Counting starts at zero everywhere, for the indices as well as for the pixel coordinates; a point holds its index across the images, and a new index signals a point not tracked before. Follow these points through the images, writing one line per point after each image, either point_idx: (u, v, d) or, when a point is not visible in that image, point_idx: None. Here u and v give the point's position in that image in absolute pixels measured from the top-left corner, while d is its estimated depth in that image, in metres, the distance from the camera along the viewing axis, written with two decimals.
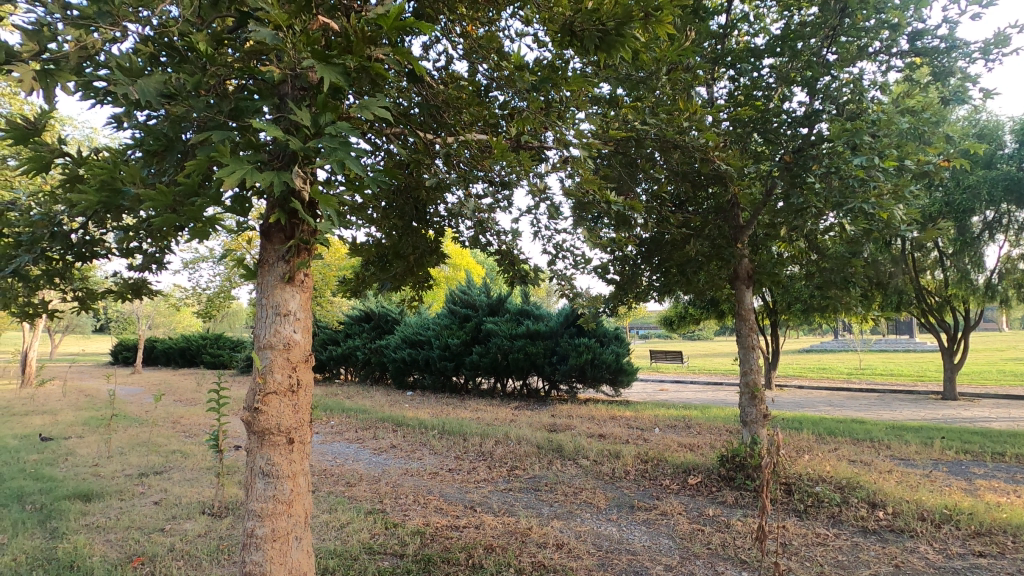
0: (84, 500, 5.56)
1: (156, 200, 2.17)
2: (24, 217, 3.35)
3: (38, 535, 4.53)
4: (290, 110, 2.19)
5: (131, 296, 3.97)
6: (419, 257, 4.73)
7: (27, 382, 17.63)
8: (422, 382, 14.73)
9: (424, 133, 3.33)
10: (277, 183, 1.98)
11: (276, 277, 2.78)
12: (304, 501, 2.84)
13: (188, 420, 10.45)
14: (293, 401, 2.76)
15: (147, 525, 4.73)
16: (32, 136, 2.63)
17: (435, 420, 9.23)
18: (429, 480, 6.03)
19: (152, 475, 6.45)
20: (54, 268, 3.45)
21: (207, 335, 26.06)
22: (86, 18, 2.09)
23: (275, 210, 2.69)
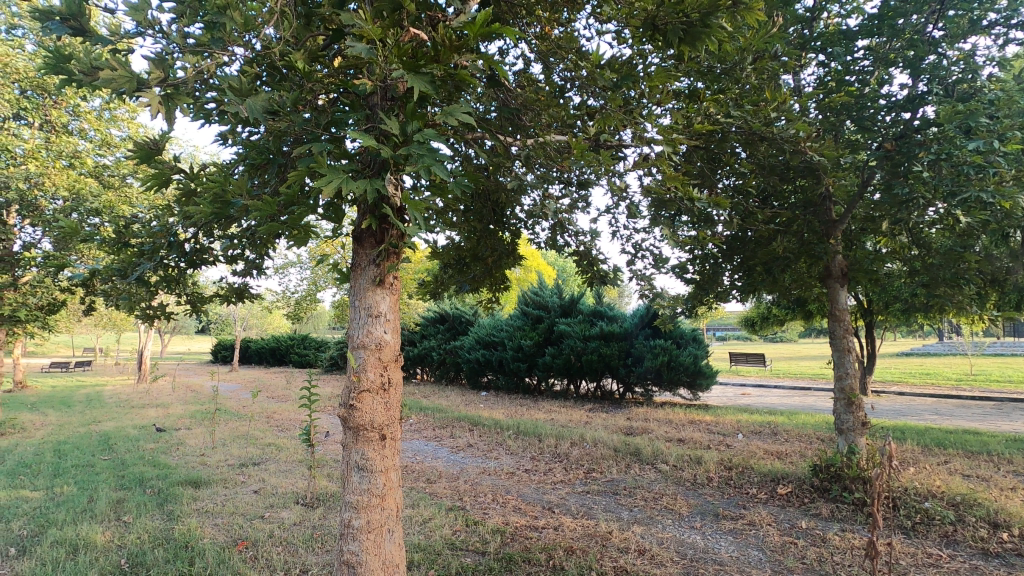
0: (194, 486, 6.09)
1: (265, 210, 2.31)
2: (146, 229, 3.72)
3: (158, 517, 5.00)
4: (380, 119, 2.29)
5: (234, 300, 4.32)
6: (497, 259, 4.83)
7: (143, 377, 19.55)
8: (496, 382, 14.94)
9: (503, 137, 3.37)
10: (370, 190, 2.08)
11: (368, 280, 2.91)
12: (395, 495, 2.96)
13: (280, 415, 11.17)
14: (385, 398, 2.88)
15: (249, 512, 5.10)
16: (155, 155, 2.91)
17: (510, 420, 9.29)
18: (507, 480, 6.08)
19: (251, 466, 6.96)
20: (170, 275, 3.81)
21: (295, 336, 27.77)
22: (202, 45, 2.28)
23: (366, 217, 2.82)
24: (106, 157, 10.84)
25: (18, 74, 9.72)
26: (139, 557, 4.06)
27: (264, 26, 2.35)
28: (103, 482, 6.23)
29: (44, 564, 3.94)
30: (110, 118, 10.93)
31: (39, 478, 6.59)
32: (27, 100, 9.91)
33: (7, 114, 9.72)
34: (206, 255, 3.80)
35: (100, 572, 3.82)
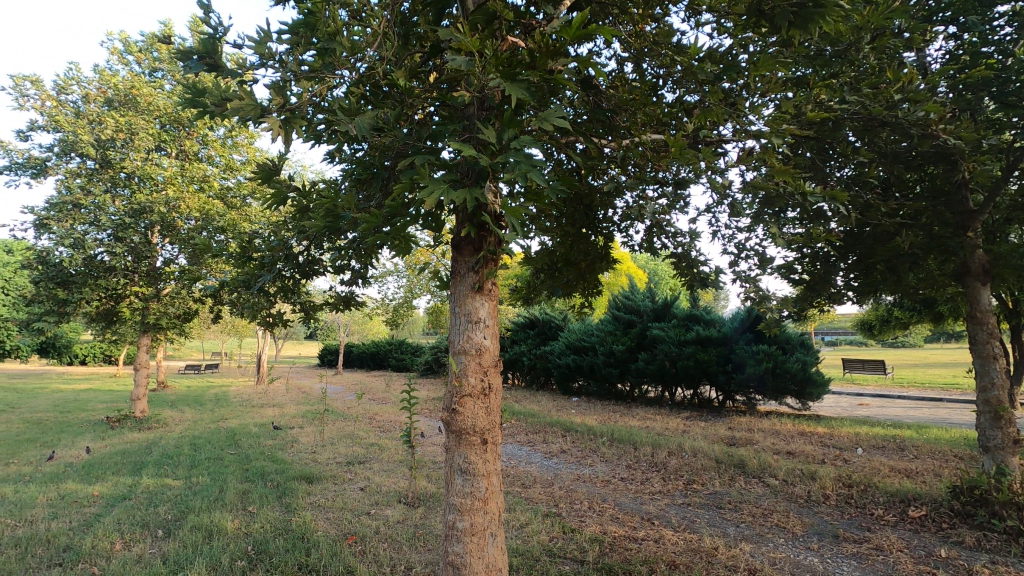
0: (307, 481, 6.56)
1: (373, 222, 2.44)
2: (266, 243, 4.06)
3: (279, 508, 5.44)
4: (478, 129, 2.34)
5: (342, 307, 4.62)
6: (590, 263, 4.78)
7: (262, 379, 21.42)
8: (587, 388, 14.79)
9: (597, 139, 3.32)
10: (470, 198, 2.13)
11: (467, 286, 2.98)
12: (498, 500, 2.99)
13: (381, 416, 11.76)
14: (485, 403, 2.93)
15: (356, 508, 5.40)
16: (274, 175, 3.17)
17: (604, 427, 9.14)
18: (603, 488, 5.96)
19: (357, 464, 7.37)
20: (287, 285, 4.13)
21: (392, 341, 29.22)
22: (315, 71, 2.45)
23: (465, 225, 2.89)
24: (229, 180, 11.99)
25: (159, 110, 11.03)
26: (263, 545, 4.42)
27: (369, 49, 2.48)
28: (231, 474, 6.88)
29: (186, 547, 4.40)
30: (233, 144, 12.06)
31: (180, 468, 7.40)
32: (166, 133, 11.23)
33: (150, 146, 11.05)
34: (317, 266, 4.10)
35: (231, 556, 4.20)
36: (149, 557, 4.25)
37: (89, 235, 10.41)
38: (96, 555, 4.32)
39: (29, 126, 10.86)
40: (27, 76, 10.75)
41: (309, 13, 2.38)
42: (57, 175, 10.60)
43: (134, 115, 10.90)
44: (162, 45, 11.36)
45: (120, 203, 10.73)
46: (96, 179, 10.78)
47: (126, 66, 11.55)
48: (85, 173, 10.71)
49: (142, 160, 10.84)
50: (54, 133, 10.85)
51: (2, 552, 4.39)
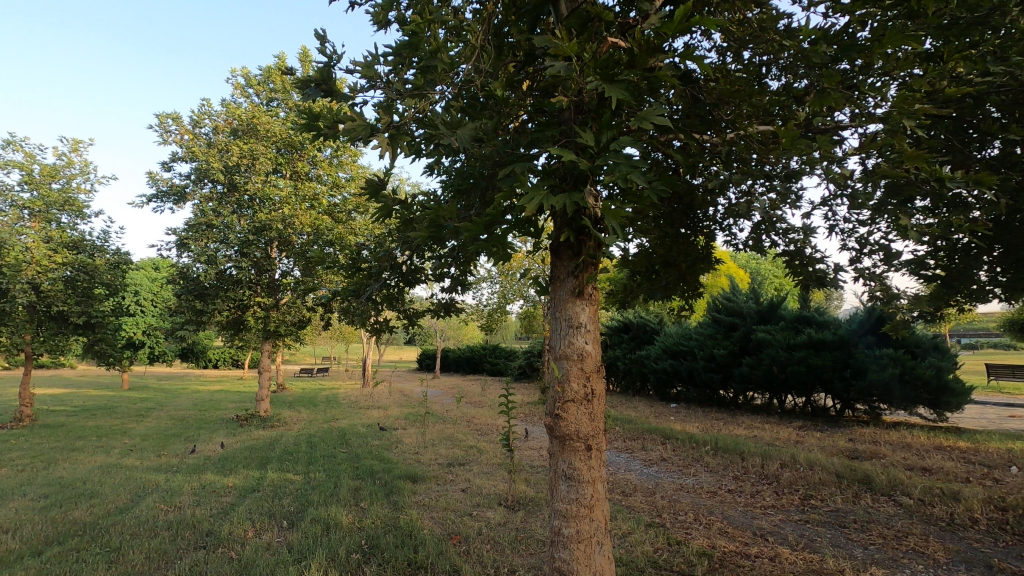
0: (412, 480, 6.85)
1: (474, 230, 2.51)
2: (373, 254, 4.32)
3: (388, 505, 5.73)
4: (575, 133, 2.34)
5: (442, 313, 4.81)
6: (691, 264, 4.60)
7: (367, 382, 22.76)
8: (687, 394, 14.23)
9: (697, 134, 3.19)
10: (570, 203, 2.12)
11: (567, 291, 2.98)
12: (603, 507, 2.95)
13: (479, 420, 12.03)
14: (588, 409, 2.91)
15: (459, 508, 5.55)
16: (381, 189, 3.37)
17: (707, 435, 8.73)
18: (709, 499, 5.68)
19: (458, 466, 7.59)
20: (392, 293, 4.36)
21: (487, 346, 29.87)
22: (418, 89, 2.57)
23: (564, 229, 2.90)
24: (336, 197, 12.92)
25: (276, 136, 12.10)
26: (375, 539, 4.67)
27: (467, 62, 2.56)
28: (343, 471, 7.37)
29: (307, 538, 4.76)
30: (338, 163, 12.95)
31: (299, 464, 8.03)
32: (281, 157, 12.30)
33: (269, 170, 12.14)
34: (420, 274, 4.29)
35: (347, 549, 4.47)
36: (276, 546, 4.64)
37: (220, 252, 11.68)
38: (233, 541, 4.79)
39: (171, 158, 12.38)
40: (169, 114, 12.25)
41: (412, 34, 2.50)
42: (194, 200, 11.94)
43: (255, 142, 12.03)
44: (278, 77, 12.50)
45: (245, 222, 11.88)
46: (225, 202, 12.04)
47: (248, 99, 12.81)
48: (216, 197, 11.98)
49: (262, 182, 11.92)
50: (191, 162, 12.25)
51: (158, 533, 4.99)
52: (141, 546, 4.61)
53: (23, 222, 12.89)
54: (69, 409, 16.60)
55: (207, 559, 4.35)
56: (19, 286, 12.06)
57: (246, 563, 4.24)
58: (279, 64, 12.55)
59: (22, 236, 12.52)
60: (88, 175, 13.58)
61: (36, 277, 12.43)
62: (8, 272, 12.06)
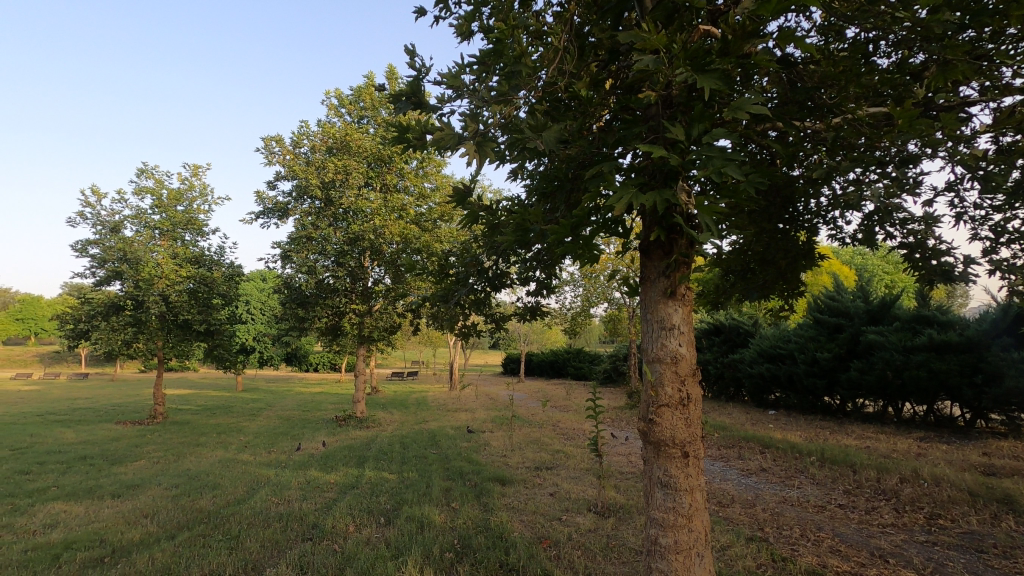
0: (500, 482, 6.93)
1: (560, 232, 2.50)
2: (460, 260, 4.42)
3: (479, 506, 5.83)
4: (665, 127, 2.27)
5: (528, 317, 4.86)
6: (791, 261, 4.32)
7: (454, 385, 23.39)
8: (787, 400, 13.35)
9: (797, 120, 2.99)
10: (661, 200, 2.06)
11: (659, 292, 2.89)
12: (702, 517, 2.83)
13: (564, 424, 11.96)
14: (685, 414, 2.80)
15: (548, 513, 5.54)
16: (467, 197, 3.46)
17: (812, 445, 8.13)
18: (817, 514, 5.27)
19: (545, 469, 7.59)
20: (479, 297, 4.45)
21: (571, 350, 29.74)
22: (503, 95, 2.60)
23: (654, 229, 2.83)
24: (422, 208, 13.43)
25: (367, 152, 12.78)
26: (467, 539, 4.77)
27: (549, 65, 2.57)
28: (435, 472, 7.59)
29: (403, 535, 4.94)
30: (424, 174, 13.43)
31: (393, 464, 8.40)
32: (372, 170, 12.96)
33: (361, 183, 12.84)
34: (506, 279, 4.34)
35: (441, 548, 4.59)
36: (375, 541, 4.85)
37: (319, 262, 12.54)
38: (336, 534, 5.07)
39: (275, 177, 13.43)
40: (273, 137, 13.31)
41: (496, 42, 2.55)
42: (295, 215, 12.88)
43: (349, 158, 12.77)
44: (367, 96, 13.23)
45: (340, 234, 12.63)
46: (322, 216, 12.87)
47: (341, 117, 13.64)
48: (314, 211, 12.83)
49: (355, 196, 12.61)
50: (292, 180, 13.23)
51: (271, 524, 5.40)
52: (257, 535, 5.00)
53: (155, 240, 14.51)
54: (195, 408, 18.43)
55: (314, 550, 4.63)
56: (151, 298, 13.69)
57: (349, 556, 4.47)
58: (368, 83, 13.25)
59: (154, 254, 14.12)
60: (207, 196, 15.04)
61: (166, 290, 13.99)
62: (144, 286, 13.76)
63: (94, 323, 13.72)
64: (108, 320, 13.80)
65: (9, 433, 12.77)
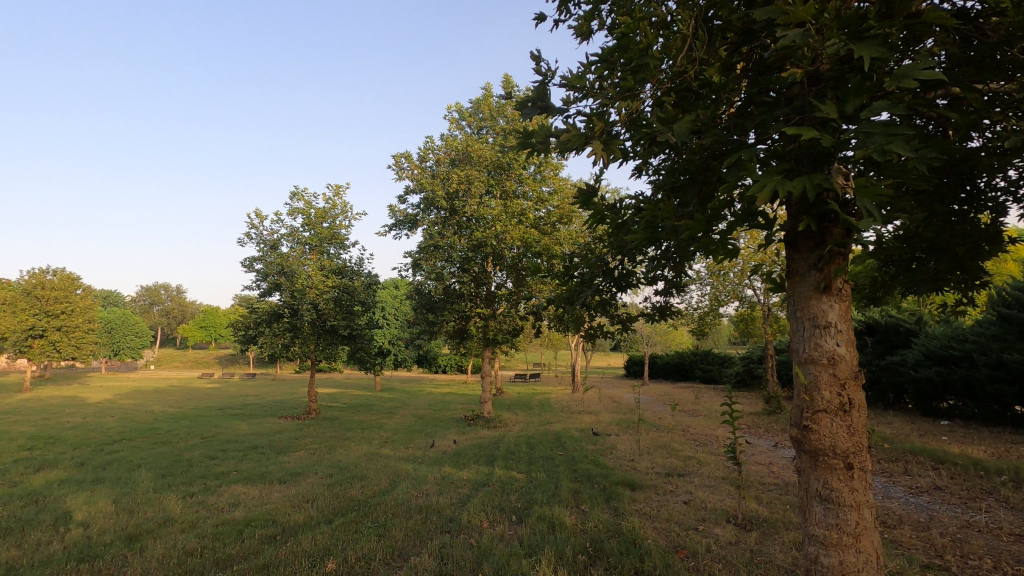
0: (630, 487, 6.78)
1: (695, 227, 2.43)
2: (584, 262, 4.40)
3: (609, 510, 5.74)
4: (812, 106, 2.09)
5: (657, 317, 4.73)
6: (972, 248, 3.75)
7: (577, 388, 23.36)
8: (964, 410, 11.53)
9: (975, 83, 2.61)
10: (812, 185, 1.89)
11: (810, 287, 2.69)
12: (872, 538, 2.56)
13: (695, 430, 11.40)
14: (846, 421, 2.55)
15: (684, 521, 5.30)
16: (593, 196, 3.47)
17: (1002, 462, 6.92)
18: (1013, 544, 4.47)
19: (677, 476, 7.28)
20: (606, 297, 4.39)
21: (698, 352, 28.36)
22: (629, 89, 2.58)
23: (802, 219, 2.63)
24: (541, 211, 13.55)
25: (487, 161, 13.18)
26: (599, 543, 4.72)
27: (676, 54, 2.51)
28: (562, 473, 7.62)
29: (536, 534, 5.01)
30: (542, 177, 13.55)
31: (521, 464, 8.58)
32: (492, 178, 13.34)
33: (482, 192, 13.17)
34: (632, 278, 4.27)
35: (574, 549, 4.59)
36: (508, 538, 4.98)
37: (447, 269, 13.20)
38: (472, 529, 5.28)
39: (405, 191, 14.38)
40: (403, 154, 14.27)
41: (621, 38, 2.55)
42: (424, 225, 13.71)
43: (470, 168, 13.25)
44: (485, 107, 13.68)
45: (464, 241, 13.16)
46: (448, 225, 13.51)
47: (462, 130, 14.26)
48: (440, 221, 13.54)
49: (477, 204, 13.01)
50: (420, 193, 14.11)
51: (413, 515, 5.77)
52: (401, 524, 5.38)
53: (306, 255, 16.25)
54: (342, 405, 20.31)
55: (452, 543, 4.86)
56: (304, 306, 15.32)
57: (485, 550, 4.64)
58: (486, 94, 13.72)
59: (306, 267, 15.82)
60: (348, 213, 16.52)
61: (316, 299, 15.52)
62: (298, 296, 15.44)
63: (260, 329, 15.69)
64: (271, 327, 15.70)
65: (199, 423, 15.03)
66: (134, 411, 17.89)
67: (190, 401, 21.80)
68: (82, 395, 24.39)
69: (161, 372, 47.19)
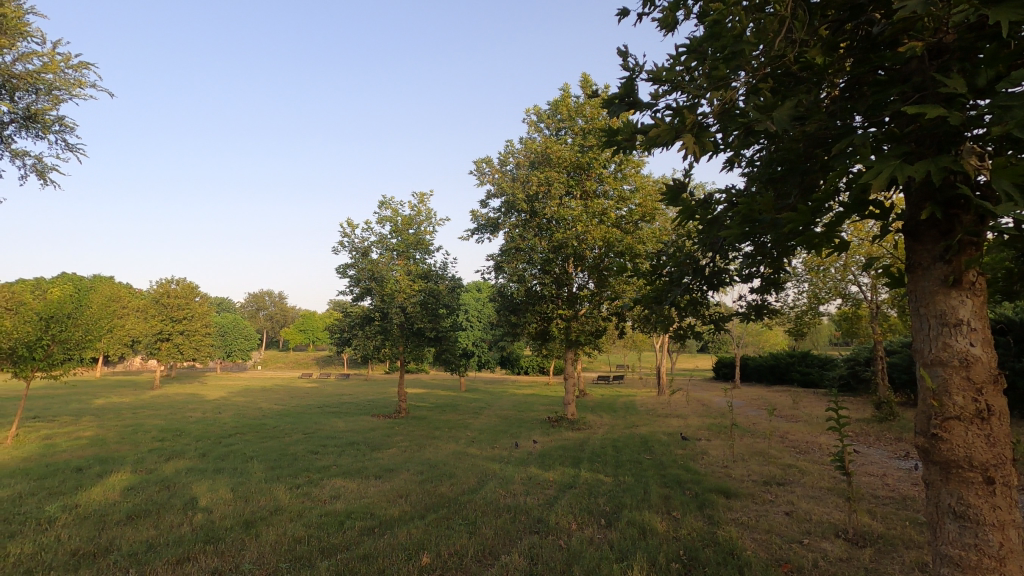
0: (724, 495, 6.48)
1: (799, 220, 2.32)
2: (672, 259, 4.28)
3: (703, 518, 5.52)
4: (936, 82, 1.92)
5: (754, 316, 4.52)
6: None
7: (663, 391, 22.67)
8: None
9: None
10: (937, 169, 1.72)
11: (937, 280, 2.48)
12: (1019, 563, 2.34)
13: (795, 436, 10.69)
14: (984, 430, 2.35)
15: (786, 534, 4.98)
16: (682, 191, 3.39)
17: None
18: None
19: (776, 485, 6.87)
20: (696, 296, 4.24)
21: (795, 353, 26.61)
22: (724, 77, 2.51)
23: (925, 207, 2.42)
24: (623, 210, 13.28)
25: (566, 161, 13.03)
26: (694, 551, 4.55)
27: (775, 38, 2.42)
28: (651, 478, 7.43)
29: (626, 539, 4.91)
30: (622, 176, 13.22)
31: (608, 466, 8.46)
32: (572, 179, 13.24)
33: (562, 193, 13.11)
34: (725, 276, 4.10)
35: (667, 557, 4.45)
36: (598, 541, 4.91)
37: (528, 271, 13.28)
38: (560, 530, 5.28)
39: (486, 195, 14.65)
40: (484, 159, 14.54)
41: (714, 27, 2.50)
42: (505, 228, 13.91)
43: (550, 170, 13.19)
44: (564, 108, 13.63)
45: (545, 243, 13.18)
46: (529, 227, 13.59)
47: (541, 132, 14.32)
48: (522, 224, 13.66)
49: (557, 206, 12.96)
50: (501, 197, 14.34)
51: (501, 514, 5.85)
52: (491, 523, 5.47)
53: (394, 260, 16.99)
54: (429, 405, 20.99)
55: (541, 543, 4.88)
56: (393, 310, 16.04)
57: (574, 552, 4.62)
58: (564, 95, 13.66)
59: (394, 272, 16.55)
60: (432, 219, 17.09)
61: (404, 302, 16.16)
62: (388, 300, 16.17)
63: (354, 332, 16.60)
64: (363, 330, 16.55)
65: (301, 420, 16.14)
66: (245, 408, 19.52)
67: (293, 399, 23.47)
68: (203, 392, 26.99)
69: (267, 372, 51.18)
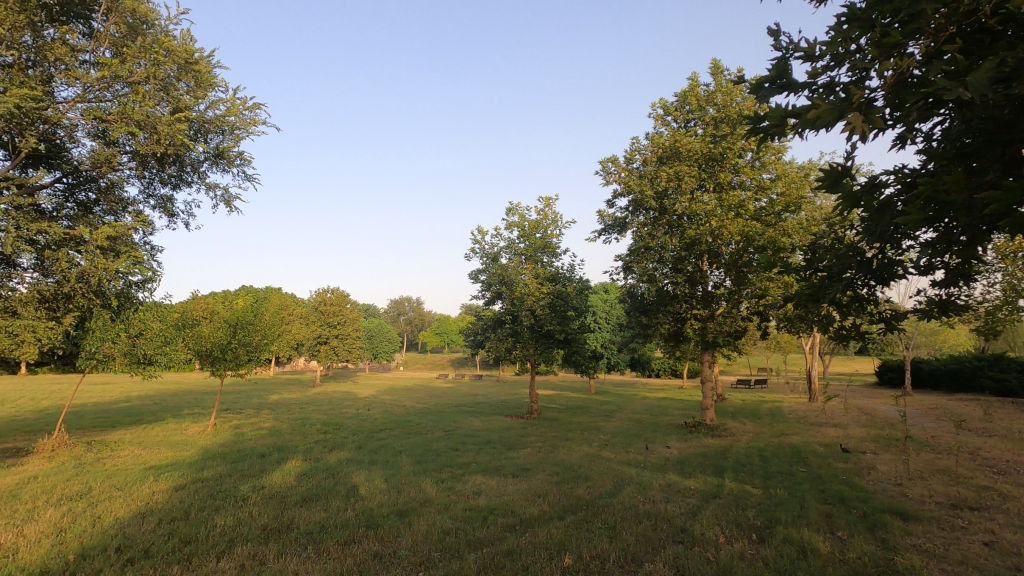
0: (901, 517, 5.70)
1: (1005, 199, 1.99)
2: (829, 253, 3.90)
3: (874, 542, 4.90)
4: None
5: (936, 314, 3.96)
6: None
7: (815, 397, 20.54)
8: None
9: None
10: None
11: None
12: None
13: (989, 454, 9.08)
14: None
15: (986, 568, 4.24)
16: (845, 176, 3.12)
17: None
18: None
19: (969, 510, 5.88)
20: (861, 293, 3.81)
21: (986, 357, 22.55)
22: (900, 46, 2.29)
23: None
24: (762, 201, 12.31)
25: (697, 153, 12.41)
26: None
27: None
28: (808, 492, 6.77)
29: (783, 558, 4.52)
30: (761, 165, 12.29)
31: (756, 477, 7.88)
32: (704, 172, 12.55)
33: (693, 187, 12.47)
34: (897, 269, 3.64)
35: None
36: (750, 558, 4.58)
37: (659, 270, 12.79)
38: (706, 542, 5.01)
39: (613, 195, 14.42)
40: (609, 158, 14.33)
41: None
42: (633, 227, 13.58)
43: (680, 164, 12.60)
44: (692, 98, 12.96)
45: (676, 241, 12.62)
46: (659, 225, 13.07)
47: (668, 126, 13.77)
48: (650, 222, 13.23)
49: (688, 201, 12.35)
50: (628, 196, 14.02)
51: (642, 521, 5.69)
52: (631, 529, 5.36)
53: (523, 265, 17.39)
54: (560, 407, 21.12)
55: (687, 554, 4.67)
56: (523, 313, 16.42)
57: (724, 567, 4.35)
58: (692, 84, 12.98)
59: (522, 276, 16.94)
60: (558, 222, 17.22)
61: (533, 305, 16.46)
62: (517, 303, 16.59)
63: (487, 335, 17.25)
64: (495, 333, 17.14)
65: (441, 418, 17.12)
66: (392, 406, 21.19)
67: (433, 398, 24.99)
68: (355, 390, 29.80)
69: (409, 373, 55.08)
